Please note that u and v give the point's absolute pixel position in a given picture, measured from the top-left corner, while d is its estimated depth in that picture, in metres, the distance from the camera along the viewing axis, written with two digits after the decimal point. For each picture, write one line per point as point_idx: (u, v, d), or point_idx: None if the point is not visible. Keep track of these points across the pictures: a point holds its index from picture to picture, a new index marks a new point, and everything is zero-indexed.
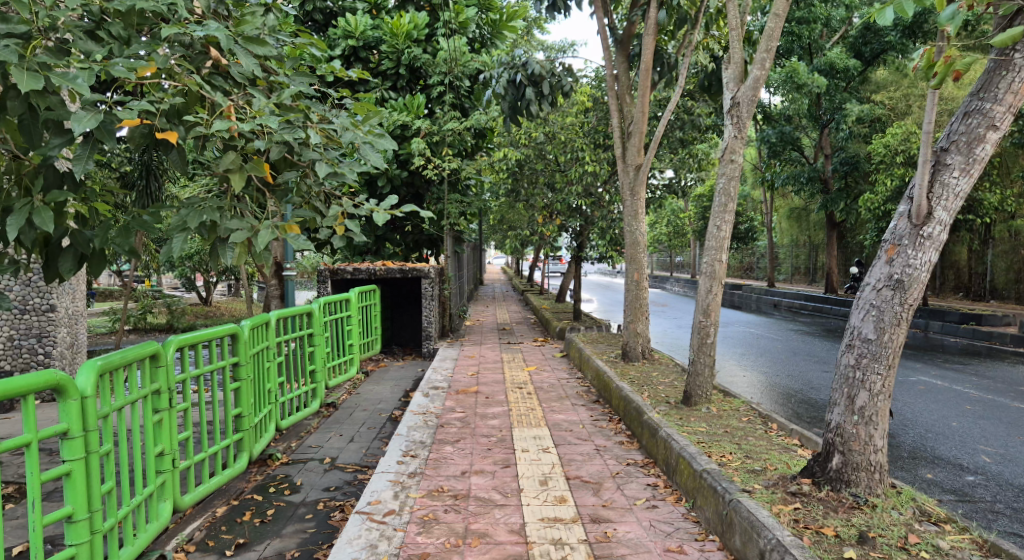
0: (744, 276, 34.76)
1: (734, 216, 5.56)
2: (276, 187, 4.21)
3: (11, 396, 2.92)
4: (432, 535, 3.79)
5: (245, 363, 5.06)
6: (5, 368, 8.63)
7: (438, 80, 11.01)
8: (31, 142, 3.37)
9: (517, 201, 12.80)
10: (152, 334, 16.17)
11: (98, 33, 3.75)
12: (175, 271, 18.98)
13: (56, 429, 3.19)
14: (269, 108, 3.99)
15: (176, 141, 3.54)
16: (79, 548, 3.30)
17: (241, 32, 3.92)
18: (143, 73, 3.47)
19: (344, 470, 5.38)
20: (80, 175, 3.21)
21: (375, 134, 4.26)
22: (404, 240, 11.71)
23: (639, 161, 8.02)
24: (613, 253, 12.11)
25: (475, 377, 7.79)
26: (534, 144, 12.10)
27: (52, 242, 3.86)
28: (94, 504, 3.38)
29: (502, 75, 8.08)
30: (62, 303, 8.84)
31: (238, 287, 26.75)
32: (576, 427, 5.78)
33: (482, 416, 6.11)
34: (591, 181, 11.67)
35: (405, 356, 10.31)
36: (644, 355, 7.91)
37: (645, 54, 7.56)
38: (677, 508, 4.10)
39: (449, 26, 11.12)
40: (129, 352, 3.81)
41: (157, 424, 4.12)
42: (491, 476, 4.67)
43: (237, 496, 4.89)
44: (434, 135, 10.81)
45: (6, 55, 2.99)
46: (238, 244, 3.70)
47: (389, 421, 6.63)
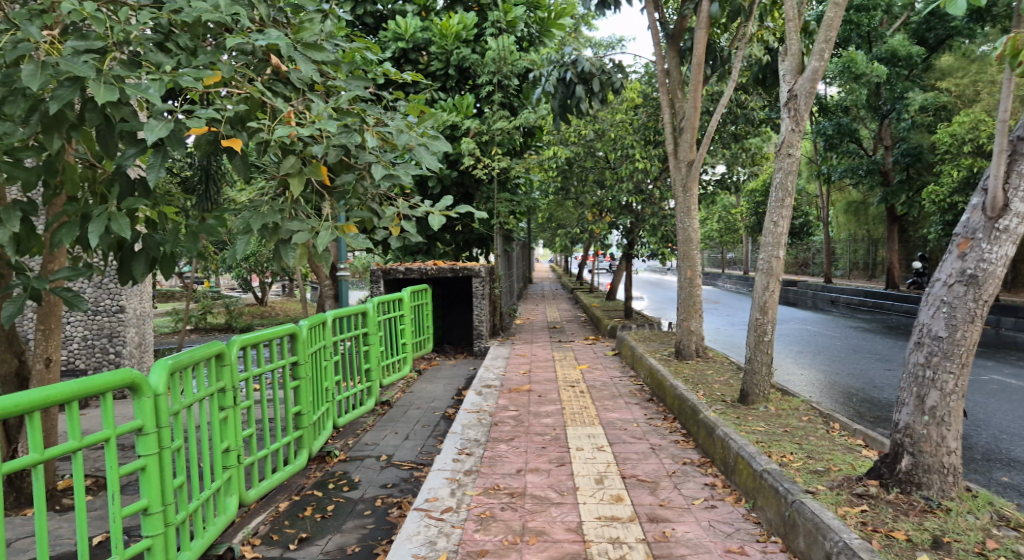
0: (799, 272, 34.10)
1: (792, 211, 5.44)
2: (334, 190, 4.30)
3: (88, 393, 3.05)
4: (490, 533, 3.82)
5: (304, 362, 5.18)
6: (79, 366, 9.02)
7: (487, 80, 11.02)
8: (107, 152, 3.54)
9: (567, 198, 12.74)
10: (213, 333, 16.69)
11: (167, 44, 3.91)
12: (233, 272, 19.54)
13: (132, 425, 3.32)
14: (327, 113, 4.05)
15: (240, 146, 3.66)
16: (154, 540, 3.43)
17: (301, 39, 4.03)
18: (210, 82, 3.58)
19: (400, 468, 5.46)
20: (153, 182, 3.36)
21: (430, 136, 4.31)
22: (454, 240, 11.91)
23: (692, 156, 7.91)
24: (665, 250, 12.01)
25: (527, 375, 7.82)
26: (583, 141, 11.93)
27: (125, 246, 4.05)
28: (167, 498, 3.50)
29: (552, 73, 8.02)
30: (131, 303, 9.19)
31: (293, 287, 27.32)
32: (631, 426, 5.75)
33: (535, 415, 6.13)
34: (643, 177, 11.59)
35: (457, 355, 10.41)
36: (699, 353, 7.81)
37: (697, 48, 7.43)
38: (737, 509, 4.05)
39: (499, 25, 11.20)
40: (197, 351, 3.94)
41: (223, 421, 4.25)
42: (546, 474, 4.69)
43: (298, 492, 5.02)
44: (484, 134, 10.87)
45: (84, 71, 3.12)
46: (299, 246, 3.80)
47: (443, 419, 6.71)
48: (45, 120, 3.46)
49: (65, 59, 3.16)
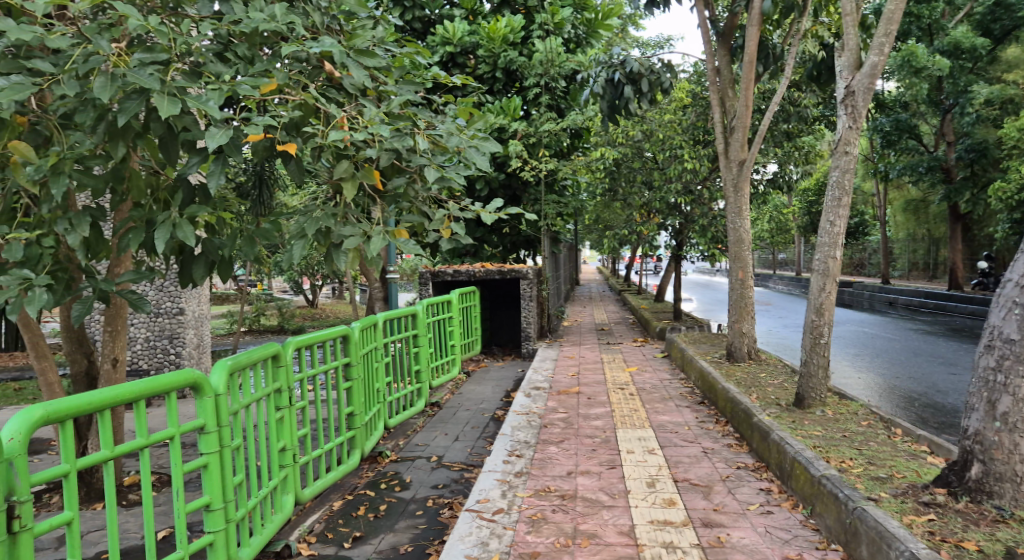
0: (855, 272, 33.22)
1: (849, 211, 5.30)
2: (386, 193, 4.35)
3: (155, 393, 3.16)
4: (541, 535, 3.82)
5: (357, 363, 5.26)
6: (142, 367, 9.36)
7: (535, 82, 11.06)
8: (169, 159, 3.66)
9: (615, 199, 12.68)
10: (267, 334, 17.09)
11: (226, 54, 4.03)
12: (285, 275, 19.96)
13: (195, 424, 3.43)
14: (379, 117, 4.09)
15: (295, 152, 3.74)
16: (216, 536, 3.53)
17: (353, 45, 4.10)
18: (266, 90, 3.67)
19: (451, 469, 5.50)
20: (214, 188, 3.47)
21: (480, 138, 4.32)
22: (502, 242, 11.96)
23: (744, 156, 7.78)
24: (716, 251, 11.88)
25: (576, 378, 7.79)
26: (632, 143, 11.88)
27: (186, 250, 4.18)
28: (228, 494, 3.60)
29: (600, 74, 7.99)
30: (190, 306, 9.49)
31: (343, 290, 27.78)
32: (682, 429, 5.68)
33: (585, 417, 6.10)
34: (692, 178, 11.45)
35: (505, 357, 10.43)
36: (751, 355, 7.66)
37: (748, 46, 7.32)
38: (794, 515, 3.96)
39: (546, 28, 11.23)
40: (254, 353, 4.03)
41: (280, 420, 4.34)
42: (597, 476, 4.67)
43: (352, 491, 5.10)
44: (531, 137, 10.91)
45: (150, 83, 3.23)
46: (351, 249, 3.86)
47: (492, 421, 6.74)
48: (111, 128, 3.58)
49: (132, 71, 3.27)
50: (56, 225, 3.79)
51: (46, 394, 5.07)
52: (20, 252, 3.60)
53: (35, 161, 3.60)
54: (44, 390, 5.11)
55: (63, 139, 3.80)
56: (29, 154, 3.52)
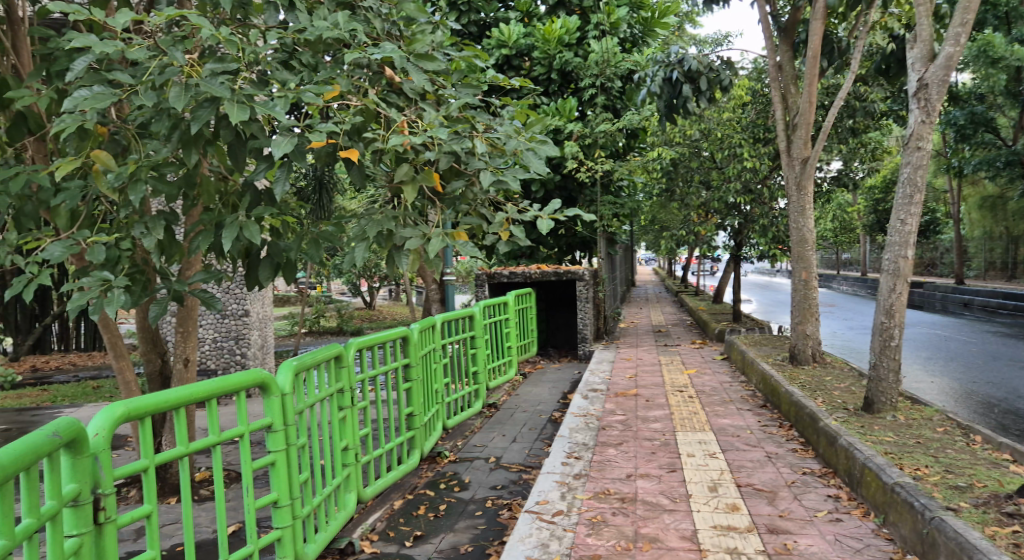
0: (925, 273, 31.96)
1: (922, 208, 5.10)
2: (445, 196, 4.40)
3: (225, 391, 3.28)
4: (602, 538, 3.78)
5: (416, 364, 5.33)
6: (211, 366, 9.70)
7: (590, 83, 11.03)
8: (238, 165, 3.78)
9: (672, 200, 12.52)
10: (327, 336, 17.46)
11: (291, 62, 4.14)
12: (344, 278, 20.37)
13: (263, 422, 3.54)
14: (439, 120, 4.12)
15: (357, 157, 3.81)
16: (284, 531, 3.62)
17: (413, 50, 4.16)
18: (329, 96, 3.75)
19: (509, 470, 5.52)
20: (280, 192, 3.57)
21: (537, 141, 4.32)
22: (557, 243, 11.98)
23: (806, 154, 7.59)
24: (777, 251, 11.67)
25: (633, 380, 7.72)
26: (689, 142, 11.79)
27: (252, 253, 4.33)
28: (294, 492, 3.69)
29: (658, 74, 7.92)
30: (255, 308, 9.78)
31: (399, 291, 28.16)
32: (744, 432, 5.57)
33: (643, 419, 6.04)
34: (752, 177, 11.23)
35: (561, 358, 10.43)
36: (815, 358, 7.46)
37: (812, 41, 7.13)
38: (866, 523, 3.83)
39: (602, 28, 11.23)
40: (318, 354, 4.12)
41: (343, 420, 4.43)
42: (657, 480, 4.62)
43: (411, 491, 5.17)
44: (587, 137, 10.90)
45: (221, 91, 3.34)
46: (412, 252, 3.90)
47: (550, 422, 6.73)
48: (185, 136, 3.72)
49: (205, 80, 3.39)
50: (134, 229, 3.95)
51: (123, 392, 5.30)
52: (101, 255, 3.76)
53: (116, 168, 3.77)
54: (122, 388, 5.34)
55: (141, 147, 3.98)
56: (110, 162, 3.68)
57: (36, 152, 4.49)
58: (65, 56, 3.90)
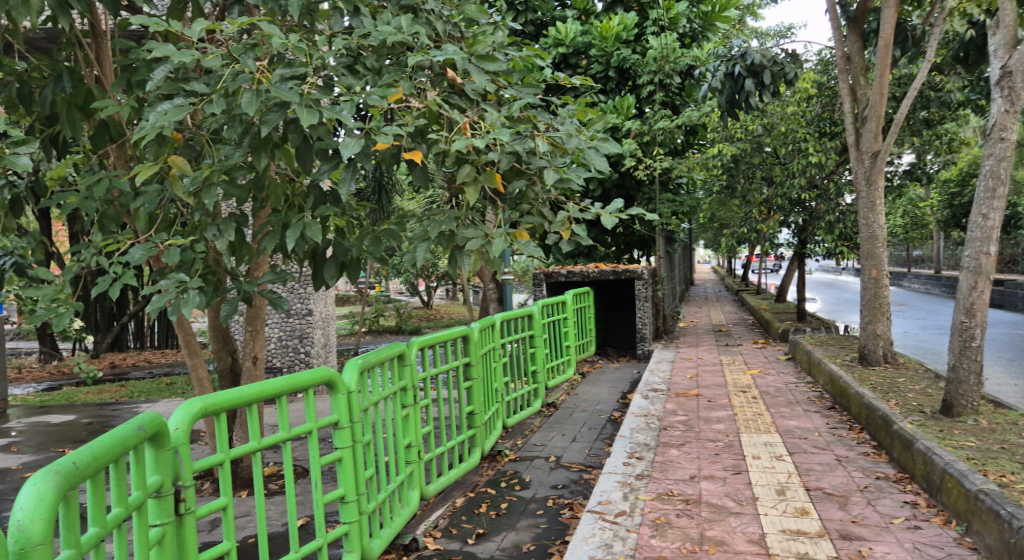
0: (1004, 271, 30.45)
1: (1005, 203, 4.88)
2: (506, 196, 4.41)
3: (295, 389, 3.36)
4: (666, 539, 3.73)
5: (476, 363, 5.37)
6: (277, 364, 9.99)
7: (648, 80, 10.93)
8: (304, 168, 3.87)
9: (733, 197, 12.29)
10: (386, 335, 17.78)
11: (356, 66, 4.21)
12: (402, 278, 20.67)
13: (330, 420, 3.62)
14: (501, 121, 4.13)
15: (420, 158, 3.86)
16: (351, 526, 3.70)
17: (475, 51, 4.19)
18: (394, 99, 3.80)
19: (569, 470, 5.51)
20: (346, 194, 3.63)
21: (600, 139, 4.29)
22: (616, 242, 11.92)
23: (877, 147, 7.34)
24: (845, 249, 11.35)
25: (694, 380, 7.60)
26: (751, 138, 11.53)
27: (318, 253, 4.43)
28: (360, 488, 3.75)
29: (719, 68, 7.78)
30: (318, 307, 10.02)
31: (456, 291, 28.44)
32: (812, 435, 5.43)
33: (706, 420, 5.94)
34: (817, 173, 10.95)
35: (620, 358, 10.34)
36: (887, 359, 7.21)
37: (884, 29, 6.89)
38: (947, 531, 3.69)
39: (660, 23, 11.10)
40: (381, 352, 4.19)
41: (406, 418, 4.49)
42: (722, 482, 4.54)
43: (473, 489, 5.21)
44: (645, 135, 10.80)
45: (290, 96, 3.43)
46: (474, 251, 3.92)
47: (609, 422, 6.69)
48: (255, 140, 3.82)
49: (275, 86, 3.48)
50: (207, 231, 4.09)
51: (196, 389, 5.49)
52: (177, 256, 3.93)
53: (190, 173, 3.95)
54: (196, 385, 5.54)
55: (214, 153, 4.13)
56: (185, 167, 3.86)
57: (117, 158, 4.70)
58: (145, 67, 4.06)
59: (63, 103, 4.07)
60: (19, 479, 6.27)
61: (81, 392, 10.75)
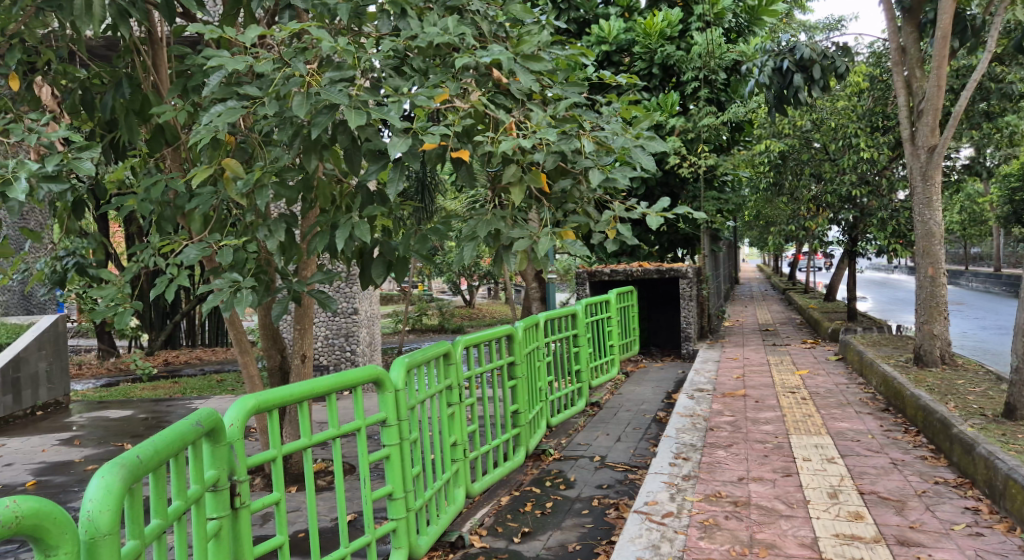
0: None
1: None
2: (552, 196, 4.41)
3: (343, 387, 3.41)
4: (715, 542, 3.68)
5: (520, 362, 5.37)
6: (323, 362, 10.17)
7: (693, 76, 10.81)
8: (352, 169, 3.92)
9: (781, 194, 12.08)
10: (429, 333, 17.95)
11: (403, 67, 4.24)
12: (445, 277, 20.82)
13: (378, 417, 3.66)
14: (547, 121, 4.13)
15: (466, 157, 3.87)
16: (398, 523, 3.74)
17: (520, 51, 4.19)
18: (441, 99, 3.82)
19: (614, 470, 5.49)
20: (393, 194, 3.67)
21: (646, 138, 4.26)
22: (659, 241, 11.82)
23: (934, 142, 7.13)
24: (898, 247, 11.04)
25: (742, 380, 7.49)
26: (800, 133, 11.30)
27: (365, 252, 4.48)
28: (408, 485, 3.79)
29: (767, 64, 7.54)
30: (363, 305, 10.17)
31: (498, 290, 28.54)
32: (865, 437, 5.30)
33: (754, 421, 5.85)
34: (869, 168, 10.74)
35: (664, 358, 10.21)
36: (944, 360, 7.00)
37: (942, 20, 6.72)
38: (1011, 539, 3.56)
39: (705, 19, 10.96)
40: (428, 351, 4.22)
41: (452, 416, 4.52)
42: (772, 484, 4.46)
43: (518, 487, 5.23)
44: (690, 132, 10.72)
45: (339, 99, 3.48)
46: (520, 250, 3.92)
47: (654, 422, 6.64)
48: (305, 142, 3.89)
49: (325, 89, 3.54)
50: (258, 231, 4.17)
51: (248, 385, 5.61)
52: (230, 256, 4.02)
53: (243, 175, 4.04)
54: (247, 382, 5.67)
55: (266, 155, 4.22)
56: (238, 169, 3.95)
57: (172, 161, 4.84)
58: (200, 72, 4.17)
59: (122, 109, 4.20)
60: (80, 472, 6.51)
61: (137, 388, 11.10)
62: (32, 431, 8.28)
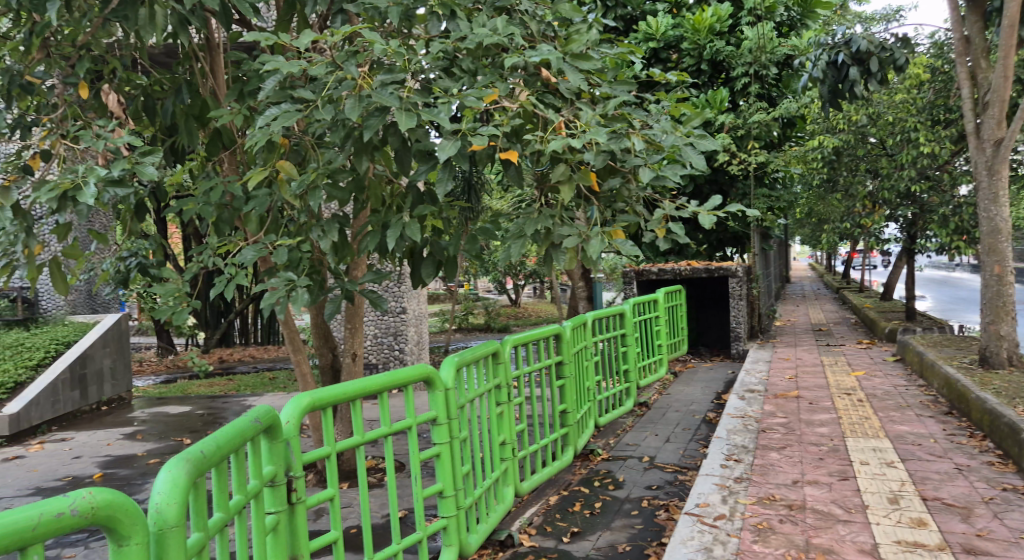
0: None
1: None
2: (601, 195, 4.38)
3: (395, 386, 3.46)
4: (770, 545, 3.61)
5: (568, 361, 5.37)
6: (373, 360, 10.33)
7: (743, 71, 10.65)
8: (403, 170, 3.97)
9: (835, 190, 11.84)
10: (475, 332, 18.08)
11: (453, 69, 4.26)
12: (491, 276, 20.93)
13: (428, 416, 3.70)
14: (596, 120, 4.10)
15: (515, 157, 3.88)
16: (449, 520, 3.77)
17: (569, 50, 4.19)
18: (490, 100, 3.83)
19: (664, 470, 5.44)
20: (443, 194, 3.68)
21: (697, 136, 4.20)
22: (708, 239, 11.66)
23: (1000, 135, 6.86)
24: (960, 244, 10.66)
25: (794, 381, 7.34)
26: (856, 128, 11.01)
27: (416, 252, 4.53)
28: (458, 483, 3.81)
29: (821, 57, 7.40)
30: (411, 305, 10.29)
31: (544, 289, 28.58)
32: (927, 441, 5.13)
33: (808, 423, 5.73)
34: (929, 163, 10.38)
35: (713, 358, 10.07)
36: (1012, 362, 6.73)
37: (1010, 8, 6.49)
38: None
39: (756, 13, 10.80)
40: (477, 350, 4.25)
41: (500, 415, 4.53)
42: (828, 488, 4.36)
43: (566, 487, 5.22)
44: (739, 128, 10.58)
45: (391, 101, 3.52)
46: (569, 249, 3.90)
47: (704, 423, 6.56)
48: (357, 144, 3.97)
49: (377, 91, 3.58)
50: (312, 232, 4.26)
51: (301, 383, 5.72)
52: (285, 257, 4.12)
53: (297, 177, 4.12)
54: (301, 380, 5.78)
55: (319, 157, 4.30)
56: (293, 171, 4.04)
57: (230, 164, 4.97)
58: (256, 77, 4.28)
59: (182, 114, 4.34)
60: (143, 465, 6.75)
61: (195, 385, 11.46)
62: (98, 425, 8.62)
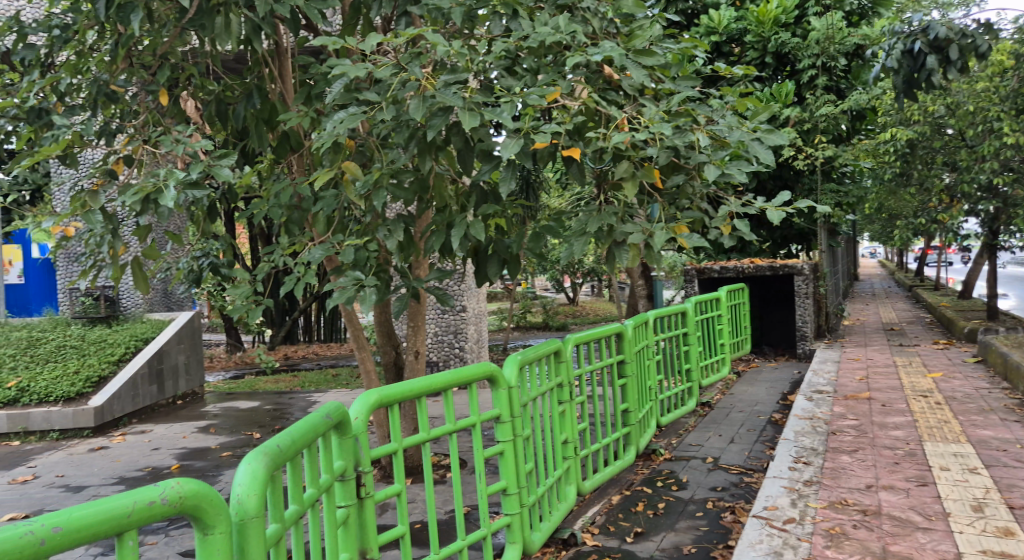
0: None
1: None
2: (664, 191, 4.32)
3: (460, 383, 3.48)
4: (843, 551, 3.50)
5: (630, 360, 5.32)
6: (434, 358, 10.46)
7: (809, 63, 10.38)
8: (466, 169, 4.00)
9: (908, 184, 11.40)
10: (533, 331, 18.10)
11: (515, 68, 4.27)
12: (549, 275, 20.91)
13: (492, 413, 3.72)
14: (659, 115, 4.04)
15: (577, 155, 3.86)
16: (512, 518, 3.77)
17: (632, 46, 4.14)
18: (553, 98, 3.82)
19: (728, 472, 5.34)
20: (506, 193, 3.68)
21: (765, 130, 4.10)
22: (771, 236, 11.40)
23: None
24: None
25: (865, 382, 7.10)
26: (931, 119, 10.57)
27: (479, 251, 4.55)
28: (521, 481, 3.81)
29: (896, 46, 7.12)
30: (471, 303, 10.37)
31: (601, 288, 28.40)
32: (1013, 447, 4.89)
33: (882, 425, 5.53)
34: (1012, 155, 9.87)
35: (777, 357, 9.83)
36: None
37: None
38: None
39: (824, 3, 10.56)
40: (540, 348, 4.25)
41: (563, 413, 4.52)
42: (904, 493, 4.20)
43: (629, 486, 5.18)
44: (806, 122, 10.33)
45: (454, 101, 3.54)
46: (633, 246, 3.87)
47: (770, 424, 6.40)
48: (421, 144, 4.00)
49: (440, 92, 3.61)
50: (378, 232, 4.33)
51: (365, 380, 5.83)
52: (352, 256, 4.20)
53: (362, 177, 4.19)
54: (365, 377, 5.89)
55: (384, 158, 4.37)
56: (358, 172, 4.11)
57: (298, 165, 5.10)
58: (323, 80, 4.38)
59: (252, 118, 4.47)
60: (216, 457, 7.00)
61: (262, 381, 11.83)
62: (174, 419, 8.98)
